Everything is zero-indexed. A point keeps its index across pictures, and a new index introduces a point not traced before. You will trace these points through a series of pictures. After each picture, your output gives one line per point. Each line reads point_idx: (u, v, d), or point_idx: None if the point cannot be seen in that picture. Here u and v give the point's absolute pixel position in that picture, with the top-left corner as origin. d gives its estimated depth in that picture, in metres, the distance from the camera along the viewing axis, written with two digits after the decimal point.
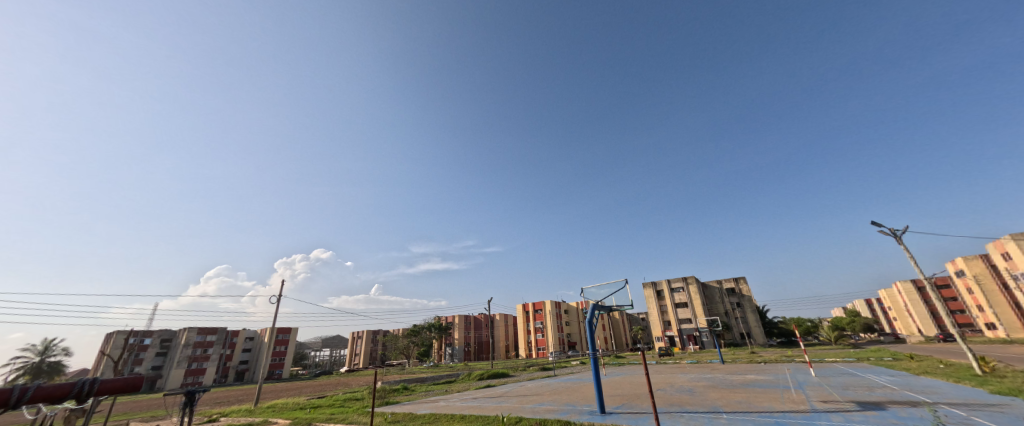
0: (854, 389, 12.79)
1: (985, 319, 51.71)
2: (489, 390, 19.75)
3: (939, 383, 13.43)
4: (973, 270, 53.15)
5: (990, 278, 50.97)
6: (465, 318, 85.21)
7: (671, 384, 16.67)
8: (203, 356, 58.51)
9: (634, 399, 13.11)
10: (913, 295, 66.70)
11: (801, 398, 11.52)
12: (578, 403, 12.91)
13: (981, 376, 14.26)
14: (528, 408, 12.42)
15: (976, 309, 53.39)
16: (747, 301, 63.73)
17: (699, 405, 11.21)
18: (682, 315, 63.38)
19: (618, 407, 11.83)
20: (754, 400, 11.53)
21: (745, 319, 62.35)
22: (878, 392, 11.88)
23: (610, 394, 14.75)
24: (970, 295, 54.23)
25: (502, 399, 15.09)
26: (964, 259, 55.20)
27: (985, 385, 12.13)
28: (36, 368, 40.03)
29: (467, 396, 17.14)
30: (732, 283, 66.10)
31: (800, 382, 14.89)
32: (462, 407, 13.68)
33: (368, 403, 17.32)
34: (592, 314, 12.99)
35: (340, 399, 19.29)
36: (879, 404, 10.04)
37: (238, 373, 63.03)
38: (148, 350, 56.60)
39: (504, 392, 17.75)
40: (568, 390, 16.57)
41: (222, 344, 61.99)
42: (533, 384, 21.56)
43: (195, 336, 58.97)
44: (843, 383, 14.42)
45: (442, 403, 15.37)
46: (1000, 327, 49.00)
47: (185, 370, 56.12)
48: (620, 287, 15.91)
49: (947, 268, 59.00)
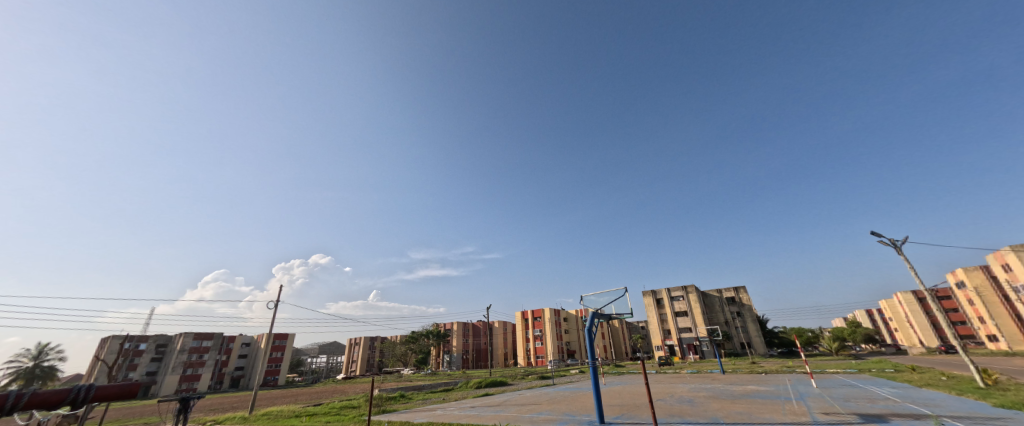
0: (856, 400, 12.68)
1: (986, 330, 51.38)
2: (486, 398, 19.44)
3: (941, 395, 13.32)
4: (974, 281, 53.07)
5: (990, 290, 50.84)
6: (463, 325, 84.89)
7: (670, 394, 16.55)
8: (199, 362, 58.19)
9: (634, 409, 12.98)
10: (913, 306, 66.70)
11: (803, 410, 11.36)
12: (577, 413, 12.75)
13: (983, 389, 14.08)
14: (526, 417, 12.26)
15: (977, 320, 53.16)
16: (747, 311, 63.45)
17: (700, 416, 11.06)
18: (683, 324, 62.91)
19: (617, 417, 11.63)
20: (756, 411, 11.38)
21: (746, 328, 62.03)
22: (880, 404, 11.75)
23: (609, 403, 14.58)
24: (971, 306, 54.14)
25: (501, 408, 14.85)
26: (965, 271, 55.09)
27: (987, 399, 11.98)
28: (30, 373, 39.58)
29: (464, 405, 17.03)
30: (732, 293, 65.76)
31: (801, 393, 14.79)
32: (459, 416, 13.48)
33: (363, 411, 17.17)
34: (592, 322, 12.92)
35: (335, 407, 19.00)
36: (882, 416, 9.93)
37: (233, 380, 62.20)
38: (143, 356, 55.96)
39: (501, 402, 17.49)
40: (567, 400, 16.33)
41: (217, 350, 61.48)
42: (531, 393, 21.23)
43: (191, 341, 58.50)
44: (844, 394, 14.32)
45: (439, 412, 15.18)
46: (1001, 339, 48.69)
47: (179, 376, 55.53)
48: (621, 295, 15.82)
49: (948, 279, 58.88)
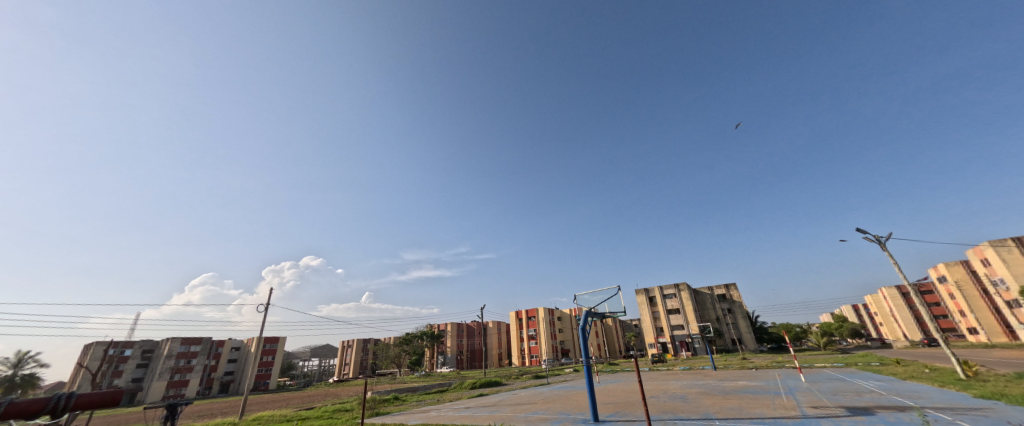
0: (843, 394, 12.95)
1: (967, 323, 52.84)
2: (482, 399, 19.45)
3: (925, 387, 13.63)
4: (955, 275, 54.63)
5: (970, 284, 52.45)
6: (457, 325, 85.06)
7: (663, 391, 16.71)
8: (187, 367, 56.82)
9: (627, 406, 13.07)
10: (898, 301, 68.28)
11: (793, 404, 11.58)
12: (571, 412, 12.82)
13: (965, 380, 14.52)
14: (521, 417, 12.33)
15: (959, 314, 54.63)
16: (738, 307, 64.52)
17: (693, 413, 11.13)
18: (675, 321, 63.58)
19: (612, 415, 11.71)
20: (747, 407, 11.53)
21: (737, 325, 63.07)
22: (866, 397, 12.01)
23: (603, 402, 14.62)
24: (953, 300, 55.69)
25: (496, 408, 14.91)
26: (946, 265, 56.56)
27: (969, 389, 12.36)
28: (9, 381, 38.47)
29: (458, 406, 16.92)
30: (723, 290, 66.73)
31: (791, 388, 15.02)
32: (453, 417, 13.52)
33: (357, 414, 17.12)
34: (586, 321, 12.90)
35: (328, 411, 18.85)
36: (868, 409, 10.13)
37: (223, 385, 61.25)
38: (128, 362, 54.94)
39: (496, 402, 17.54)
40: (562, 399, 16.46)
41: (207, 354, 60.21)
42: (527, 392, 21.44)
43: (178, 346, 57.47)
44: (832, 388, 14.65)
45: (433, 413, 15.16)
46: (981, 332, 50.10)
47: (167, 382, 54.42)
48: (614, 294, 15.89)
49: (931, 274, 60.35)
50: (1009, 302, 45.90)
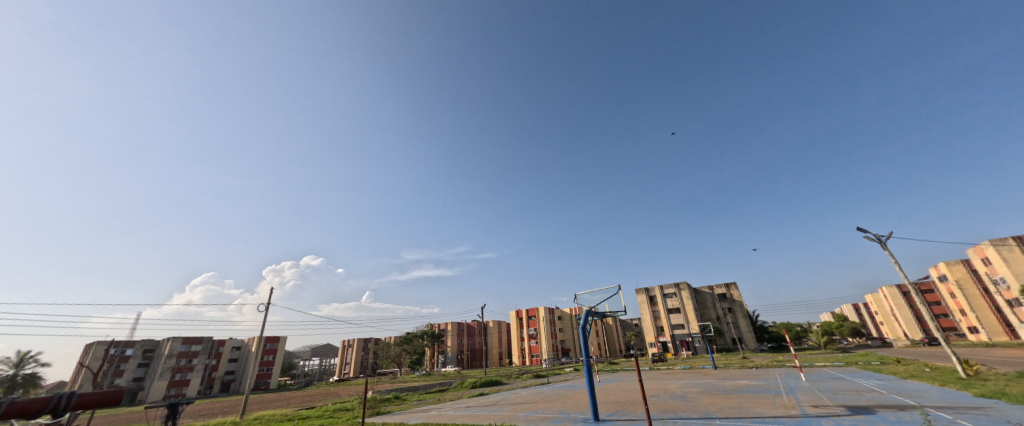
0: (843, 393, 12.98)
1: (968, 322, 52.79)
2: (482, 398, 19.43)
3: (926, 386, 13.63)
4: (955, 274, 54.60)
5: (971, 282, 52.41)
6: (458, 325, 85.14)
7: (663, 390, 16.71)
8: (188, 367, 56.92)
9: (628, 405, 13.09)
10: (898, 300, 68.26)
11: (793, 403, 11.60)
12: (572, 411, 12.85)
13: (966, 379, 14.53)
14: (522, 416, 12.34)
15: (959, 313, 54.61)
16: (738, 307, 64.52)
17: (693, 412, 11.14)
18: (675, 320, 63.60)
19: (612, 414, 11.72)
20: (746, 406, 11.56)
21: (737, 324, 63.08)
22: (866, 396, 12.03)
23: (603, 401, 14.63)
24: (953, 299, 55.65)
25: (496, 408, 14.91)
26: (947, 264, 56.50)
27: (969, 388, 12.36)
28: (11, 381, 38.56)
29: (459, 405, 16.95)
30: (723, 289, 66.74)
31: (791, 387, 15.07)
32: (454, 416, 13.52)
33: (358, 414, 17.15)
34: (586, 320, 12.90)
35: (329, 410, 18.89)
36: (869, 408, 10.14)
37: (224, 384, 61.38)
38: (130, 361, 55.08)
39: (497, 401, 17.49)
40: (562, 398, 16.50)
41: (207, 354, 60.33)
42: (528, 391, 21.45)
43: (179, 346, 57.60)
44: (832, 387, 14.70)
45: (433, 413, 15.16)
46: (982, 331, 50.07)
47: (168, 381, 54.50)
48: (613, 293, 15.92)
49: (932, 273, 60.31)
50: (1010, 300, 45.87)
